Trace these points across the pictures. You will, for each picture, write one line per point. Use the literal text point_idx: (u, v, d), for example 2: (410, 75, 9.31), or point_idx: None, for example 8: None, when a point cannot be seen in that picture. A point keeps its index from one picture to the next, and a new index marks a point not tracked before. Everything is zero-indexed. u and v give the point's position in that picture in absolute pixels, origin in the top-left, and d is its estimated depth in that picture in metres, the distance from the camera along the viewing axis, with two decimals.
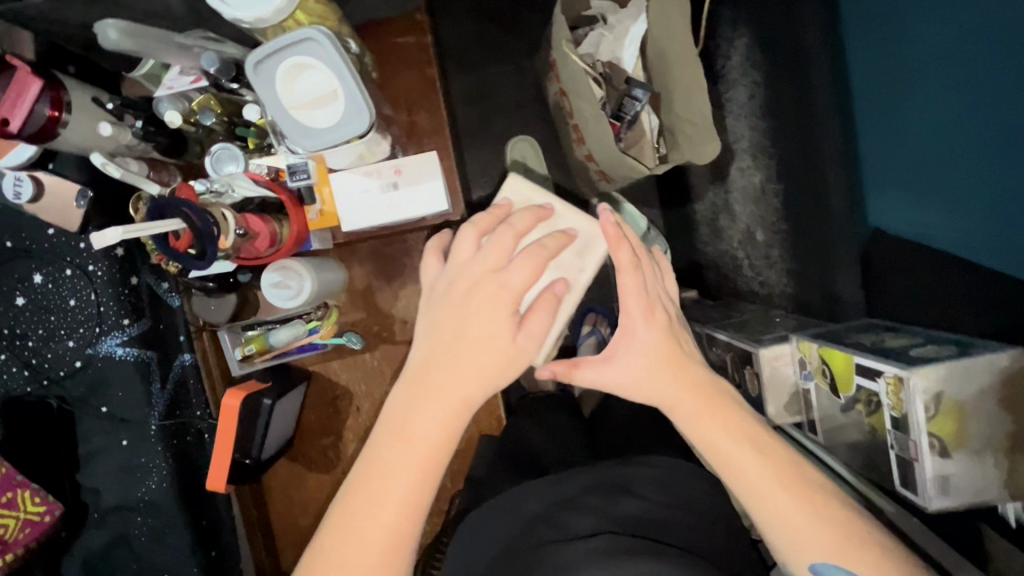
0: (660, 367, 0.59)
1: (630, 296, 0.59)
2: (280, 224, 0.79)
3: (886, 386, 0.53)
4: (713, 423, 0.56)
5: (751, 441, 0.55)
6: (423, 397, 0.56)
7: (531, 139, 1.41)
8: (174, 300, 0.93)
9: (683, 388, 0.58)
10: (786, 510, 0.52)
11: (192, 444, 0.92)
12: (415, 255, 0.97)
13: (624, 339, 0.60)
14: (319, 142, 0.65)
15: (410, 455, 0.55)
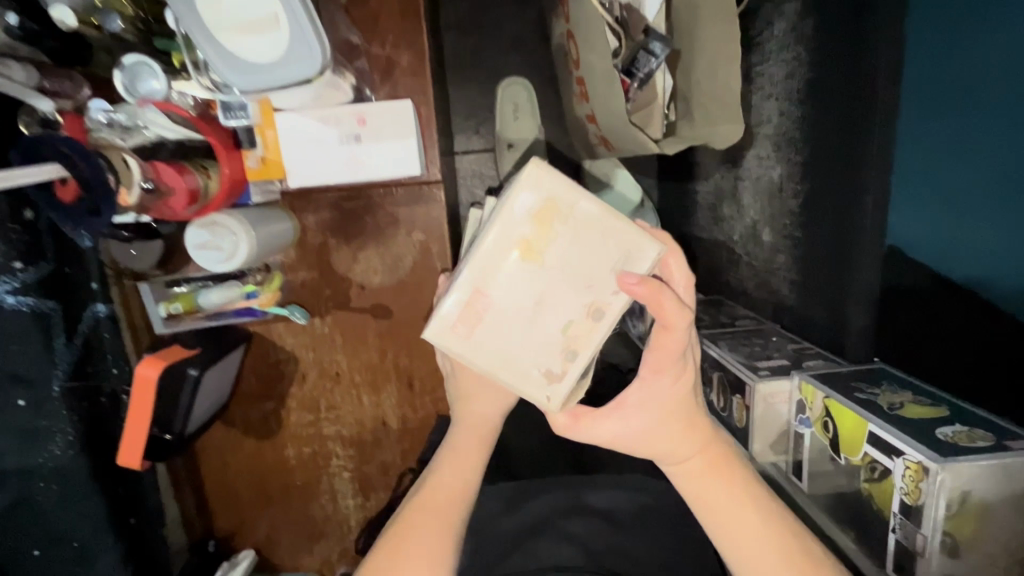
0: (669, 418, 0.51)
1: (651, 352, 0.50)
2: (206, 175, 0.65)
3: (905, 468, 0.46)
4: (716, 482, 0.49)
5: (747, 502, 0.48)
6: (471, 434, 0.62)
7: (526, 84, 1.23)
8: (86, 242, 0.79)
9: (688, 441, 0.51)
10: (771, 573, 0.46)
11: (103, 405, 0.82)
12: (380, 214, 0.84)
13: (635, 391, 0.51)
14: (255, 81, 0.52)
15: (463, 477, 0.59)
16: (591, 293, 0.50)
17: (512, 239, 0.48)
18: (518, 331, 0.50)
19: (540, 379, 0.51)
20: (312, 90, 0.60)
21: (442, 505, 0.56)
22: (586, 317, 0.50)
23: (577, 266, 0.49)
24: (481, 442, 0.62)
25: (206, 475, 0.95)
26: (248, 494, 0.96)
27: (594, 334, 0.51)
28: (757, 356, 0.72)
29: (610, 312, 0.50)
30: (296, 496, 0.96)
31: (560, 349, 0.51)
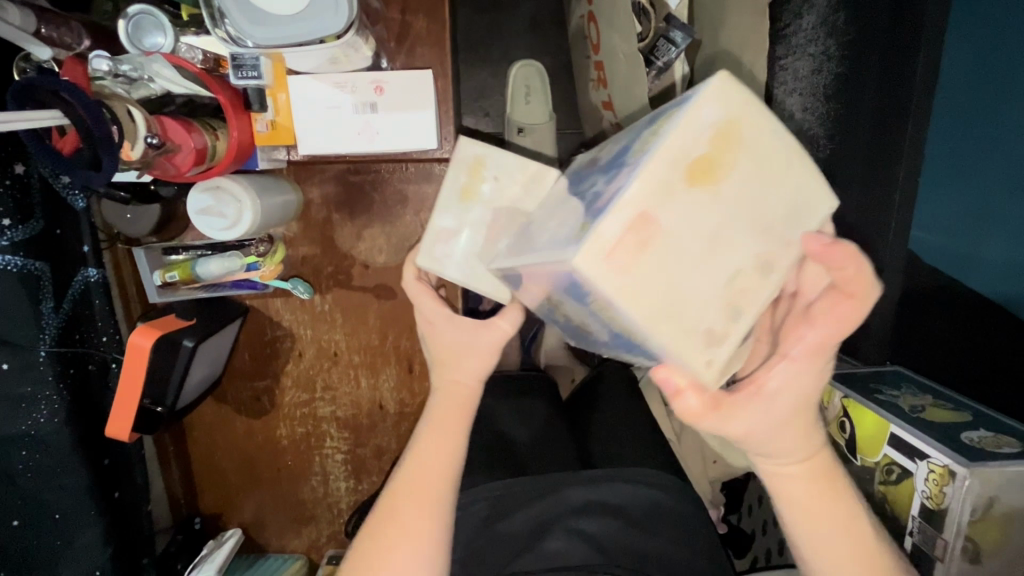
0: (788, 427, 0.50)
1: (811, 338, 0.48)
2: (214, 136, 0.62)
3: (929, 472, 0.48)
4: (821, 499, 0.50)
5: (848, 521, 0.49)
6: (451, 406, 0.62)
7: (539, 66, 1.20)
8: (80, 203, 0.76)
9: (801, 454, 0.51)
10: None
11: (93, 373, 0.78)
12: (389, 190, 0.81)
13: (772, 380, 0.49)
14: (278, 37, 0.54)
15: (447, 450, 0.60)
16: (763, 240, 0.44)
17: (690, 157, 0.41)
18: (685, 275, 0.42)
19: (701, 338, 0.43)
20: (330, 52, 0.58)
21: (429, 484, 0.58)
22: (755, 268, 0.44)
23: (752, 203, 0.43)
24: (459, 413, 0.62)
25: (194, 449, 0.93)
26: (237, 472, 0.93)
27: (764, 288, 0.44)
28: None
29: (780, 265, 0.44)
30: (286, 476, 0.94)
31: (723, 305, 0.43)
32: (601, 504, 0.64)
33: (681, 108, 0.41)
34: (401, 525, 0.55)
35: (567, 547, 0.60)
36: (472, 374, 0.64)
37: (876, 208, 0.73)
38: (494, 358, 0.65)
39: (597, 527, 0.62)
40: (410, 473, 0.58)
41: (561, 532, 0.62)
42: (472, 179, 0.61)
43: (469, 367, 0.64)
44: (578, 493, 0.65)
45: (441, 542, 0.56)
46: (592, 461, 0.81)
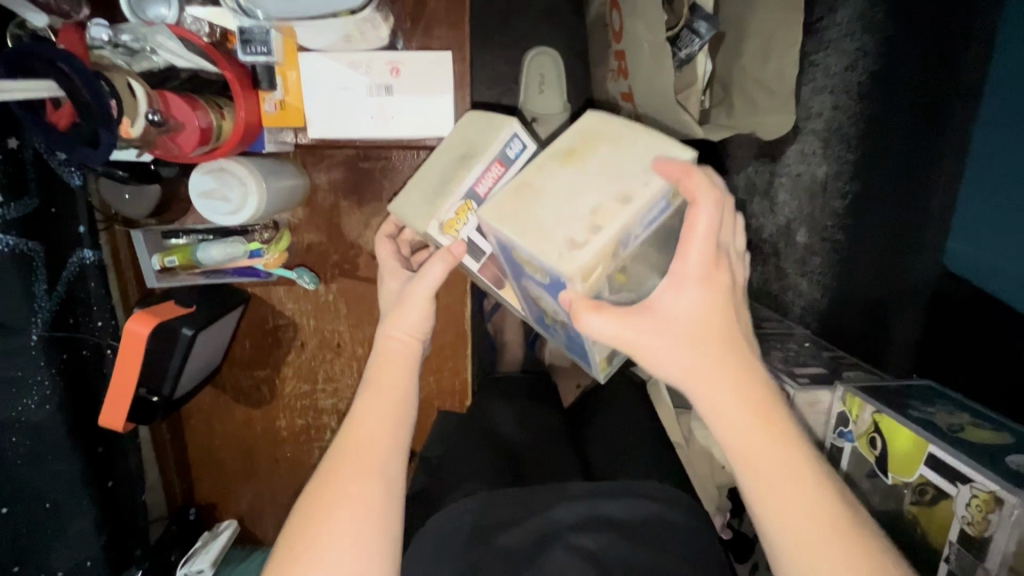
0: (692, 347, 0.46)
1: (697, 246, 0.46)
2: (220, 115, 0.59)
3: (971, 498, 0.47)
4: (761, 439, 0.45)
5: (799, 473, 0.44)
6: (388, 363, 0.58)
7: (554, 55, 1.17)
8: (75, 181, 0.72)
9: (726, 384, 0.46)
10: (812, 550, 0.42)
11: (87, 359, 0.75)
12: (398, 179, 0.78)
13: (662, 296, 0.47)
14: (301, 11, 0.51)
15: (389, 406, 0.55)
16: (632, 180, 0.47)
17: (560, 147, 0.50)
18: (552, 208, 0.47)
19: (559, 245, 0.45)
20: (345, 28, 0.55)
21: (370, 444, 0.53)
22: (616, 202, 0.46)
23: (617, 163, 0.48)
24: (400, 369, 0.58)
25: (190, 439, 0.90)
26: (234, 464, 0.91)
27: (627, 216, 0.45)
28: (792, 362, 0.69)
29: (641, 198, 0.45)
30: (285, 468, 0.91)
31: (585, 224, 0.45)
32: (602, 518, 0.62)
33: None
34: (344, 490, 0.50)
35: (570, 562, 0.58)
36: (410, 332, 0.60)
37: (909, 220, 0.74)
38: (430, 311, 0.61)
39: (599, 543, 0.60)
40: (350, 436, 0.54)
41: (561, 548, 0.59)
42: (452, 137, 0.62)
43: (411, 324, 0.60)
44: (582, 504, 0.63)
45: (387, 510, 0.51)
46: (598, 466, 0.79)
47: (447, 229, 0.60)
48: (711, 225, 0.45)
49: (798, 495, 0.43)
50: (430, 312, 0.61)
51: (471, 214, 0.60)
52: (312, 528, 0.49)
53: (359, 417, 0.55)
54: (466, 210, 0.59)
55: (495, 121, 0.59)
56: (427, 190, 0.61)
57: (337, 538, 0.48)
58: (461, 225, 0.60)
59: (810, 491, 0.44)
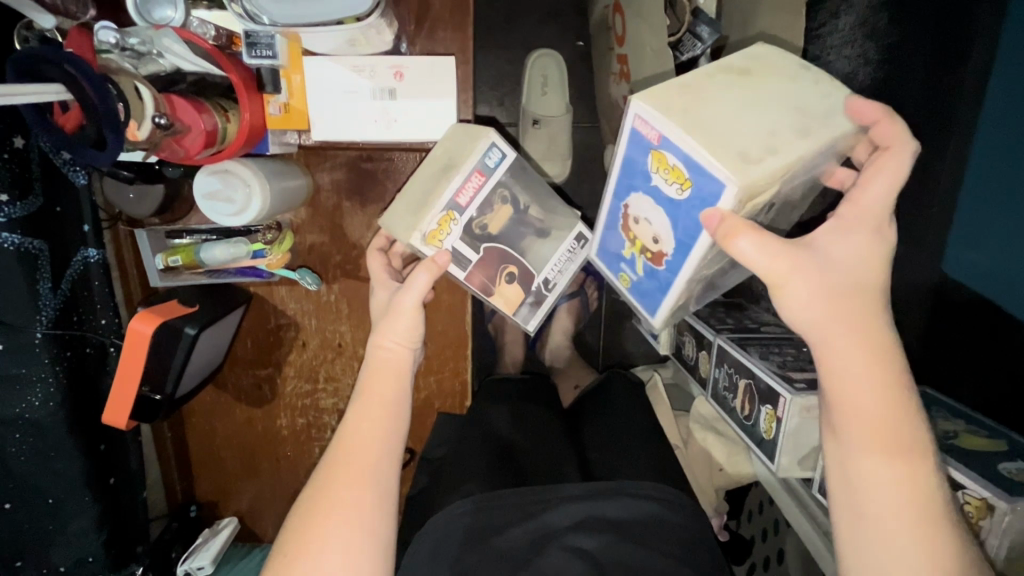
0: (846, 303, 0.44)
1: (876, 206, 0.47)
2: (226, 118, 0.60)
3: (963, 504, 0.48)
4: (883, 409, 0.43)
5: (909, 453, 0.42)
6: (380, 373, 0.58)
7: (558, 56, 1.17)
8: (80, 180, 0.73)
9: (859, 345, 0.44)
10: (889, 510, 0.42)
11: (90, 357, 0.76)
12: (400, 180, 0.78)
13: (822, 243, 0.46)
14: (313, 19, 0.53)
15: (382, 417, 0.56)
16: (818, 120, 0.46)
17: (730, 66, 0.48)
18: (730, 115, 0.45)
19: (733, 154, 0.43)
20: (349, 33, 0.56)
21: (363, 453, 0.54)
22: (792, 132, 0.45)
23: (807, 101, 0.47)
24: (391, 379, 0.58)
25: (192, 436, 0.91)
26: (235, 461, 0.92)
27: (806, 144, 0.44)
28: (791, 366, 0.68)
29: (819, 133, 0.45)
30: (285, 468, 0.92)
31: (762, 147, 0.44)
32: (599, 519, 0.63)
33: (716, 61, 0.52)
34: (340, 499, 0.51)
35: (566, 563, 0.58)
36: (401, 342, 0.60)
37: (915, 223, 0.74)
38: (420, 320, 0.60)
39: (596, 543, 0.60)
40: (343, 445, 0.54)
41: (558, 550, 0.60)
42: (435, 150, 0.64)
43: (403, 333, 0.59)
44: (579, 506, 0.63)
45: (381, 520, 0.52)
46: (595, 466, 0.79)
47: (430, 241, 0.62)
48: (904, 180, 0.47)
49: (901, 471, 0.42)
50: (421, 320, 0.60)
51: (454, 223, 0.61)
52: (306, 536, 0.50)
53: (351, 426, 0.55)
54: (448, 220, 0.61)
55: (474, 133, 0.61)
56: (412, 200, 0.62)
57: (330, 543, 0.49)
58: (444, 236, 0.61)
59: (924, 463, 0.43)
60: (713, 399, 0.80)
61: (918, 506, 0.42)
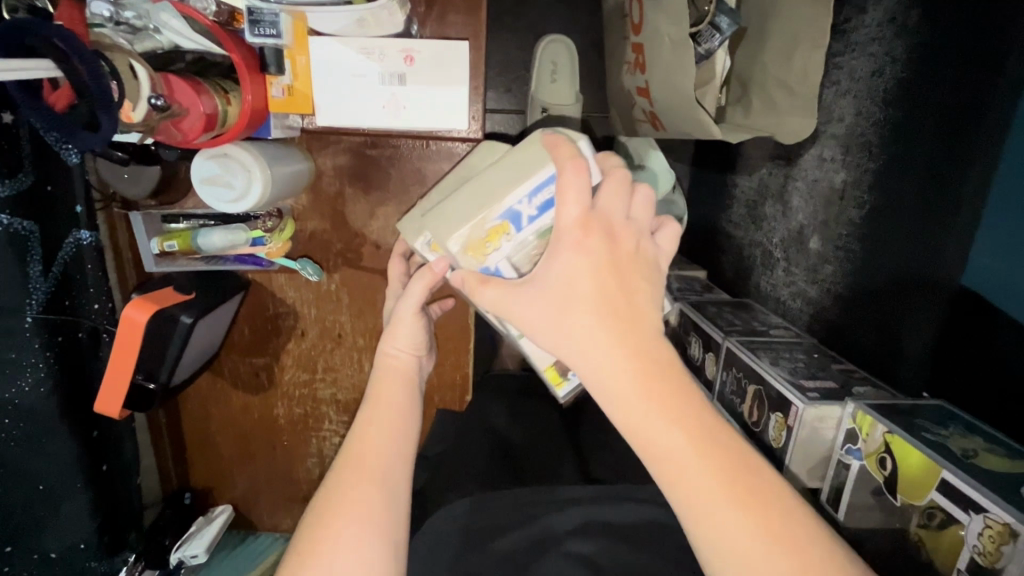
0: (570, 313, 0.43)
1: (567, 219, 0.44)
2: (226, 100, 0.57)
3: (984, 528, 0.44)
4: (650, 407, 0.40)
5: (700, 439, 0.40)
6: (389, 381, 0.58)
7: (569, 43, 1.14)
8: (73, 159, 0.70)
9: (616, 352, 0.42)
10: (713, 512, 0.38)
11: (82, 343, 0.73)
12: (405, 168, 0.76)
13: (552, 268, 0.44)
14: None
15: (391, 422, 0.55)
16: (527, 170, 0.49)
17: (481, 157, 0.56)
18: (457, 199, 0.52)
19: (448, 224, 0.51)
20: (359, 14, 0.53)
21: (374, 456, 0.52)
22: (499, 192, 0.50)
23: (530, 155, 0.50)
24: (401, 386, 0.58)
25: (186, 423, 0.89)
26: (230, 448, 0.90)
27: (506, 200, 0.49)
28: (803, 374, 0.67)
29: (519, 185, 0.49)
30: (281, 456, 0.91)
31: (475, 206, 0.50)
32: (602, 525, 0.61)
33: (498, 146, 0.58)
34: (351, 502, 0.49)
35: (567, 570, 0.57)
36: (407, 349, 0.60)
37: (930, 235, 0.68)
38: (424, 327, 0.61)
39: (594, 547, 0.58)
40: (352, 452, 0.53)
41: (558, 555, 0.58)
42: (468, 164, 0.58)
43: (406, 340, 0.60)
44: (581, 510, 0.62)
45: (392, 522, 0.50)
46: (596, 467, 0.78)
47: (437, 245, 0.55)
48: (580, 183, 0.45)
49: (694, 460, 0.39)
50: (423, 326, 0.60)
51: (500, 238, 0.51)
52: (314, 545, 0.47)
53: (362, 432, 0.54)
54: (496, 234, 0.50)
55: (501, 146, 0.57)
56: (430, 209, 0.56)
57: (343, 549, 0.47)
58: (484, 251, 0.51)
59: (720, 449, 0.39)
60: (719, 403, 0.78)
61: (738, 490, 0.38)
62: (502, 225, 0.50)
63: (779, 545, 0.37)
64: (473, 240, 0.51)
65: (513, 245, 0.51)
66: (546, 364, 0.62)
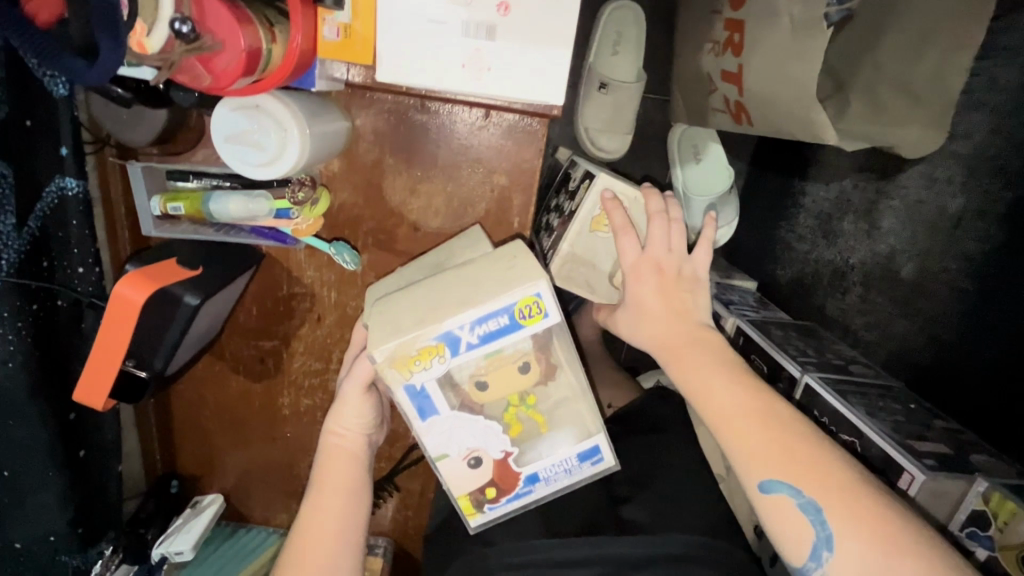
0: (651, 302, 0.57)
1: (630, 256, 0.58)
2: (271, 36, 0.46)
3: None
4: (693, 358, 0.53)
5: (735, 379, 0.51)
6: (333, 460, 0.60)
7: (636, 10, 1.01)
8: (61, 92, 0.57)
9: (663, 324, 0.56)
10: (741, 439, 0.48)
11: (64, 313, 0.62)
12: (460, 141, 0.64)
13: (631, 287, 0.58)
14: None
15: (338, 505, 0.57)
16: (485, 296, 0.48)
17: (442, 262, 0.60)
18: (407, 307, 0.51)
19: (387, 329, 0.49)
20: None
21: (317, 538, 0.56)
22: (454, 305, 0.49)
23: (485, 280, 0.50)
24: (348, 465, 0.60)
25: (178, 406, 0.79)
26: (226, 437, 0.80)
27: (444, 321, 0.48)
28: (909, 431, 0.58)
29: (477, 304, 0.48)
30: (281, 449, 0.81)
31: (414, 321, 0.49)
32: None
33: (464, 243, 0.61)
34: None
35: None
36: (352, 427, 0.61)
37: None
38: (372, 406, 0.61)
39: None
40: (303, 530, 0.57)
41: None
42: (440, 256, 0.61)
43: (354, 419, 0.60)
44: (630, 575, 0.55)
45: None
46: None
47: None
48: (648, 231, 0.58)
49: (730, 394, 0.50)
50: (370, 404, 0.60)
51: (438, 358, 0.49)
52: None
53: (307, 510, 0.57)
54: (433, 353, 0.49)
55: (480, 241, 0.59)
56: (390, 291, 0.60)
57: None
58: (419, 367, 0.49)
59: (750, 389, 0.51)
60: None
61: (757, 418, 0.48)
62: (437, 347, 0.49)
63: (794, 461, 0.46)
64: (402, 356, 0.49)
65: (448, 366, 0.50)
66: (463, 492, 0.56)
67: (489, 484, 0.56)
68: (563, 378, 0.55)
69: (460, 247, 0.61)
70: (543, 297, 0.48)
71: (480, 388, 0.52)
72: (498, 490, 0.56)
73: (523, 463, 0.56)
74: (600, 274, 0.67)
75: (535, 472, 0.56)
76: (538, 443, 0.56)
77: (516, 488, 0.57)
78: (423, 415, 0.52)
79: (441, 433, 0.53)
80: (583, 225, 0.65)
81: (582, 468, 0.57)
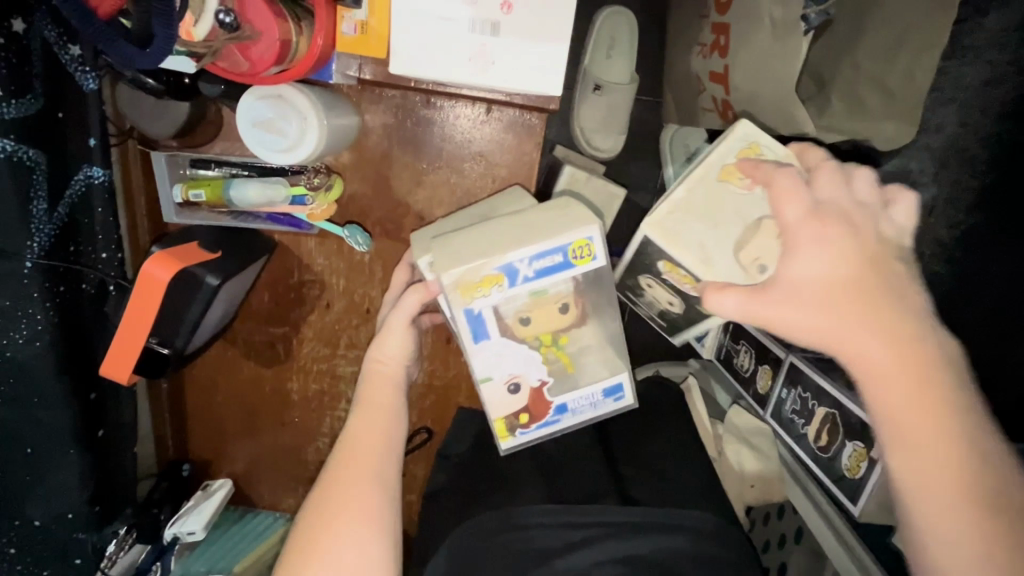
0: (852, 297, 0.43)
1: (791, 215, 0.46)
2: (298, 29, 0.52)
3: None
4: (908, 400, 0.41)
5: (954, 432, 0.41)
6: (374, 389, 0.63)
7: (629, 16, 1.06)
8: (90, 86, 0.61)
9: (879, 345, 0.42)
10: (951, 514, 0.40)
11: (88, 296, 0.66)
12: (463, 136, 0.68)
13: (789, 260, 0.45)
14: None
15: (378, 430, 0.60)
16: (543, 236, 0.53)
17: (496, 210, 0.63)
18: (471, 239, 0.55)
19: (456, 255, 0.54)
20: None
21: (360, 458, 0.57)
22: (518, 241, 0.53)
23: (541, 223, 0.55)
24: (390, 391, 0.63)
25: (191, 390, 0.82)
26: (236, 422, 0.83)
27: (506, 255, 0.53)
28: None
29: (535, 241, 0.53)
30: (290, 434, 0.83)
31: (478, 252, 0.54)
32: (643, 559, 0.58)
33: (511, 195, 0.64)
34: (345, 494, 0.55)
35: None
36: (395, 356, 0.64)
37: None
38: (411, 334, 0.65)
39: None
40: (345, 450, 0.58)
41: None
42: (489, 207, 0.63)
43: (395, 347, 0.64)
44: (624, 543, 0.59)
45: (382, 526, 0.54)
46: None
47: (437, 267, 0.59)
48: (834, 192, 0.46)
49: (946, 448, 0.41)
50: (411, 337, 0.64)
51: (497, 287, 0.54)
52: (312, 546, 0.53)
53: (351, 428, 0.60)
54: (493, 283, 0.54)
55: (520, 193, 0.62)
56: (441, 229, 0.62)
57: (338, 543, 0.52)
58: (479, 294, 0.54)
59: (951, 417, 0.41)
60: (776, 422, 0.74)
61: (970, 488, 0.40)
62: (498, 276, 0.54)
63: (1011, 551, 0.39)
64: (466, 281, 0.54)
65: (503, 296, 0.55)
66: (498, 416, 0.61)
67: (523, 409, 0.61)
68: (590, 326, 0.61)
69: (501, 198, 0.64)
70: (595, 241, 0.54)
71: (524, 323, 0.57)
72: (530, 416, 0.61)
73: (556, 394, 0.61)
74: (727, 238, 0.57)
75: (564, 403, 0.62)
76: (566, 381, 0.61)
77: (547, 416, 0.62)
78: (476, 338, 0.56)
79: (489, 356, 0.58)
80: (709, 172, 0.58)
81: (606, 403, 0.63)
